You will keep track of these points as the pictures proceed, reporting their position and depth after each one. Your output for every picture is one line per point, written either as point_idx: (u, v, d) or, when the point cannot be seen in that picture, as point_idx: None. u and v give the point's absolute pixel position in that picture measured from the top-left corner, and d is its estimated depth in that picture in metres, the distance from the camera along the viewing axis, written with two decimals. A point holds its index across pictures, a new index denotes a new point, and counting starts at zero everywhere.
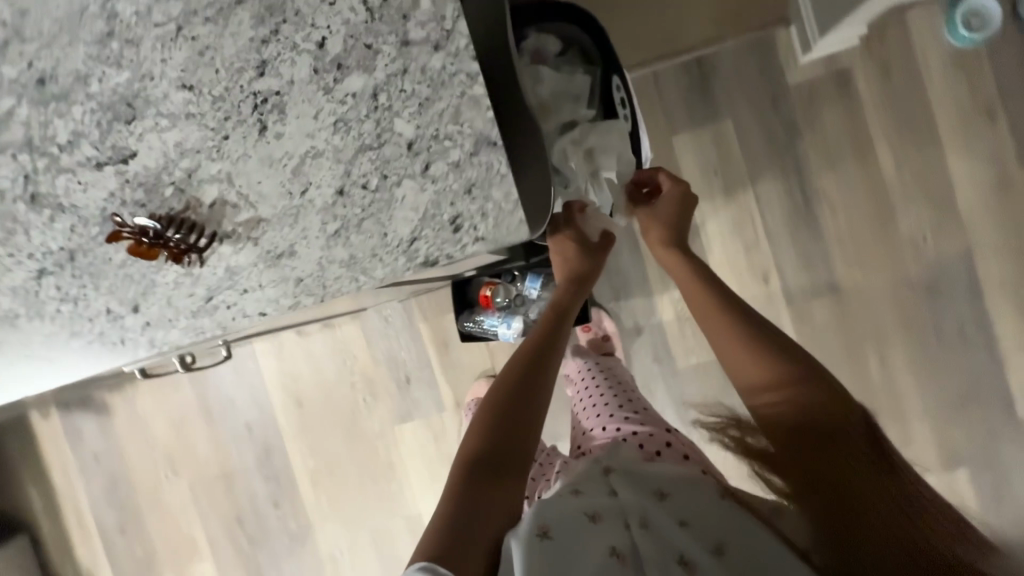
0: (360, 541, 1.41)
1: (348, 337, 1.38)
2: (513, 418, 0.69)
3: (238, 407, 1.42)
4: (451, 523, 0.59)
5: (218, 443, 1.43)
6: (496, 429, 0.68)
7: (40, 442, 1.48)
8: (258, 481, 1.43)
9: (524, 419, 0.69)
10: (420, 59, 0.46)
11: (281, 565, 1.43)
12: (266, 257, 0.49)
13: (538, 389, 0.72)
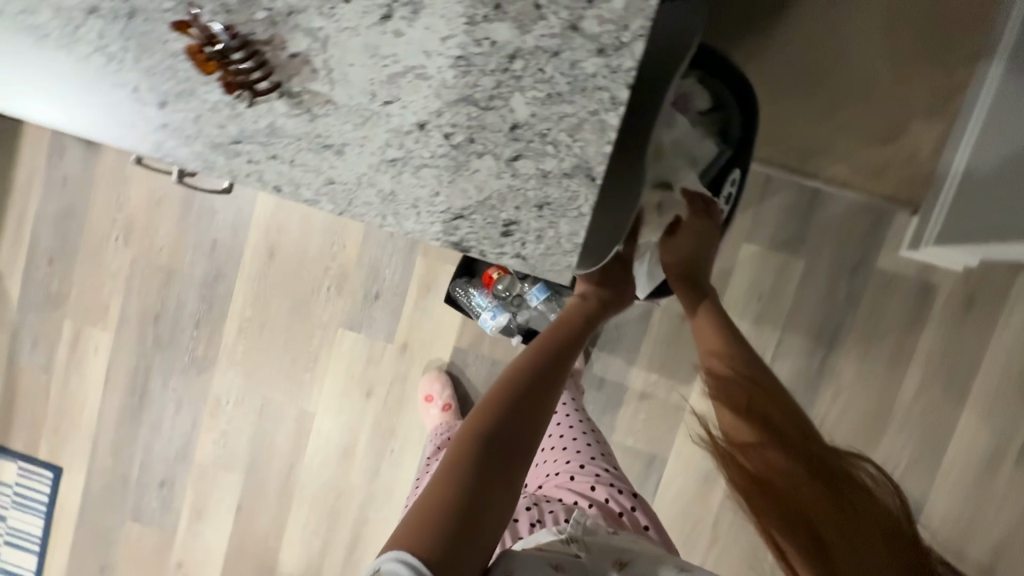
0: (250, 402, 1.40)
1: (349, 224, 1.33)
2: (519, 407, 0.62)
3: (216, 221, 1.37)
4: (443, 515, 0.52)
5: (179, 240, 1.40)
6: (502, 413, 0.61)
7: (23, 134, 1.42)
8: (194, 294, 1.40)
9: (533, 414, 0.62)
10: (576, 53, 0.41)
11: (170, 376, 1.43)
12: (313, 140, 0.44)
13: (551, 385, 0.65)
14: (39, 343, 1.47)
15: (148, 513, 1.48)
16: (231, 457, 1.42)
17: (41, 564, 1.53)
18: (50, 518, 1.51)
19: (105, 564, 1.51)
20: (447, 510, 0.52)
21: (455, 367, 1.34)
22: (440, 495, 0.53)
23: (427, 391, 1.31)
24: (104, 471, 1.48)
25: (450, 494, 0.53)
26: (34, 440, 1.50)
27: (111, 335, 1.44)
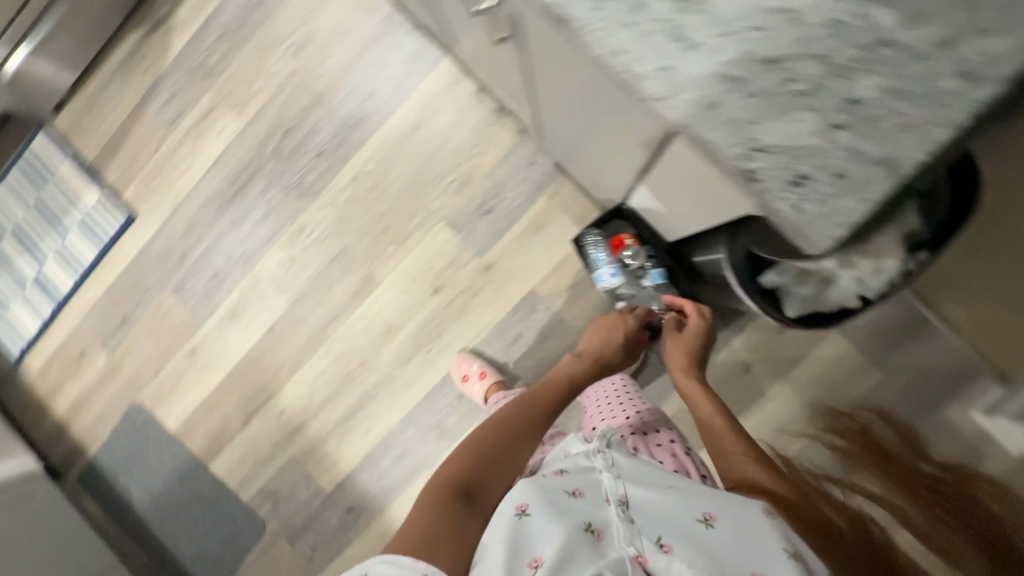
0: (329, 245, 1.46)
1: (497, 138, 1.38)
2: (485, 469, 0.79)
3: (382, 75, 1.42)
4: (425, 534, 0.65)
5: (341, 76, 1.44)
6: (468, 469, 0.78)
7: None
8: (329, 128, 1.45)
9: (491, 467, 0.79)
10: (945, 69, 0.43)
11: (270, 188, 1.48)
12: (668, 31, 0.47)
13: (505, 448, 0.83)
14: (172, 100, 1.53)
15: (188, 294, 1.53)
16: (287, 284, 1.48)
17: (73, 290, 1.59)
18: (103, 255, 1.57)
19: (127, 318, 1.57)
20: (438, 528, 0.67)
21: (477, 344, 1.40)
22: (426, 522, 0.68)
23: (461, 372, 1.36)
24: (168, 239, 1.54)
25: (430, 523, 0.68)
26: (124, 181, 1.56)
27: (237, 126, 1.49)
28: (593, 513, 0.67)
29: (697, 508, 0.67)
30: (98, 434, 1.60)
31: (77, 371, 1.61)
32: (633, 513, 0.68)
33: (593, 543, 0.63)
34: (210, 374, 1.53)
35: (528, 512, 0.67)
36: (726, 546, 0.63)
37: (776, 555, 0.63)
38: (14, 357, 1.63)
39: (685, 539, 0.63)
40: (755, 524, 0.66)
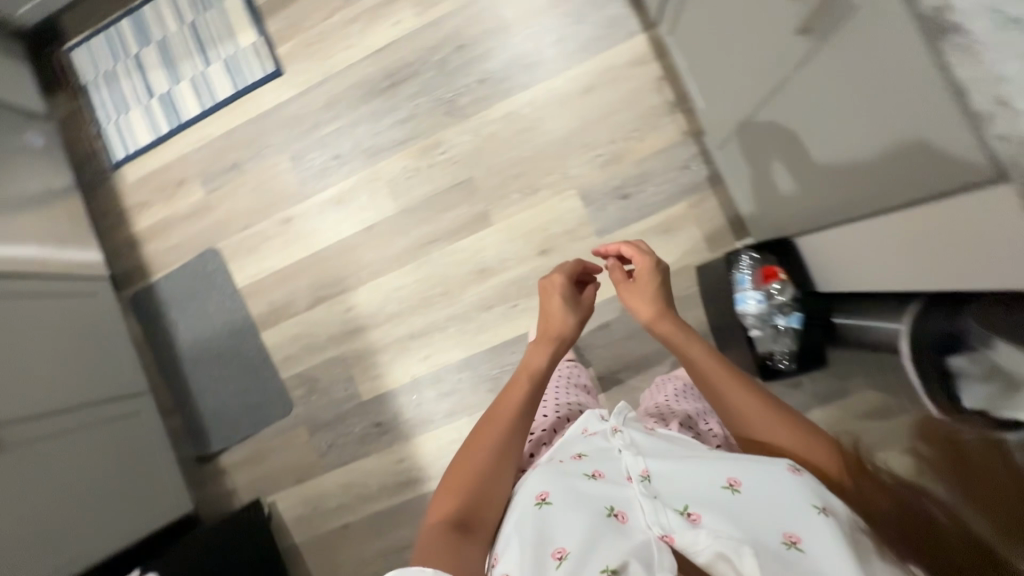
0: (459, 170, 1.44)
1: (661, 131, 1.36)
2: (484, 477, 0.80)
3: (574, 28, 1.40)
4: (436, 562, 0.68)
5: (533, 14, 1.42)
6: (465, 484, 0.79)
7: None
8: (501, 59, 1.43)
9: (489, 474, 0.80)
10: None
11: (423, 94, 1.46)
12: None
13: (495, 450, 0.83)
14: None
15: (304, 164, 1.52)
16: (403, 191, 1.46)
17: (196, 119, 1.58)
18: (237, 97, 1.56)
19: (236, 166, 1.56)
20: (445, 558, 0.68)
21: None
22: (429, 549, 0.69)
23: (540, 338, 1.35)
24: (305, 105, 1.53)
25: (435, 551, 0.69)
26: (283, 35, 1.54)
27: (413, 23, 1.47)
28: (611, 496, 0.72)
29: (719, 473, 0.69)
30: (166, 261, 1.59)
31: (169, 196, 1.59)
32: (658, 488, 0.71)
33: (617, 526, 0.67)
34: (296, 248, 1.52)
35: (548, 502, 0.72)
36: (750, 507, 0.64)
37: (807, 516, 0.61)
38: (115, 160, 1.61)
39: (710, 506, 0.66)
40: (783, 483, 0.66)
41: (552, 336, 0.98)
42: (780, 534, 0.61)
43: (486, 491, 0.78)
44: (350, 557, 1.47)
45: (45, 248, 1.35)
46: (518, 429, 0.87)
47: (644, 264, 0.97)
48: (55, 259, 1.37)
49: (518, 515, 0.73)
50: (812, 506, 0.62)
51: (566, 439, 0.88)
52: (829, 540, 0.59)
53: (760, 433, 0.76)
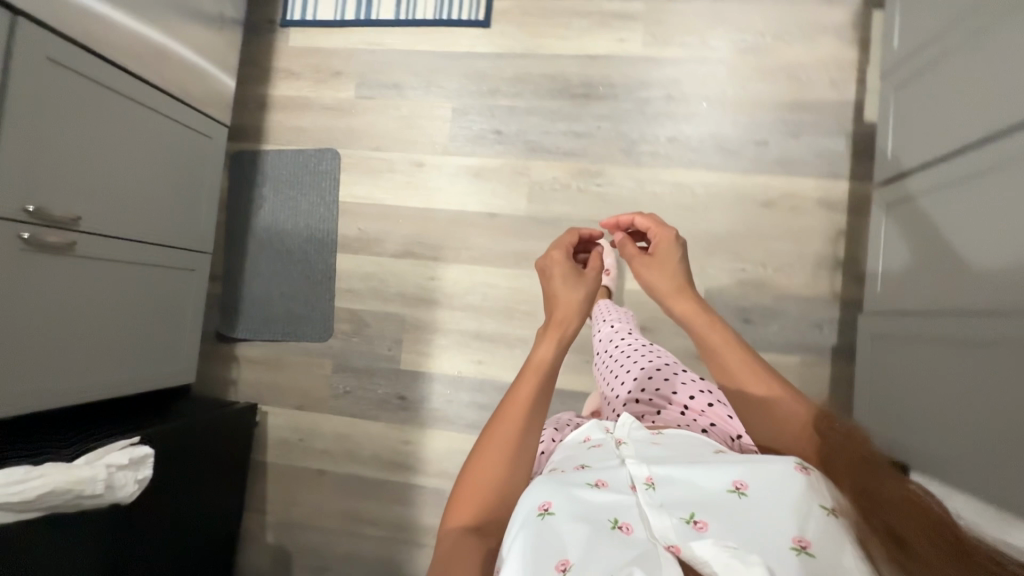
0: (604, 209, 1.38)
1: (813, 279, 1.31)
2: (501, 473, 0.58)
3: (786, 138, 1.33)
4: None
5: (755, 104, 1.34)
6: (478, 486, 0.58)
7: None
8: (702, 130, 1.36)
9: (509, 470, 0.59)
10: None
11: (610, 122, 1.40)
12: None
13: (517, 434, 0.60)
14: None
15: (462, 123, 1.45)
16: (542, 200, 1.40)
17: (384, 23, 1.50)
18: (434, 24, 1.48)
19: (397, 87, 1.49)
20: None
21: None
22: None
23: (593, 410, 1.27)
24: (493, 68, 1.45)
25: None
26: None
27: (638, 51, 1.39)
28: (614, 504, 0.54)
29: (728, 474, 0.53)
30: (283, 138, 1.52)
31: (319, 80, 1.52)
32: (662, 497, 0.53)
33: (619, 538, 0.50)
34: (412, 194, 1.46)
35: (549, 510, 0.52)
36: (768, 515, 0.49)
37: (819, 513, 0.48)
38: (286, 19, 1.54)
39: (721, 514, 0.50)
40: (795, 478, 0.51)
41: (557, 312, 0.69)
42: (790, 539, 0.47)
43: (502, 502, 0.58)
44: (310, 501, 1.43)
45: (195, 78, 1.28)
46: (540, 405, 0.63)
47: (665, 237, 0.76)
48: (197, 90, 1.29)
49: (511, 529, 0.52)
50: (823, 510, 0.48)
51: (567, 448, 0.69)
52: (852, 550, 0.45)
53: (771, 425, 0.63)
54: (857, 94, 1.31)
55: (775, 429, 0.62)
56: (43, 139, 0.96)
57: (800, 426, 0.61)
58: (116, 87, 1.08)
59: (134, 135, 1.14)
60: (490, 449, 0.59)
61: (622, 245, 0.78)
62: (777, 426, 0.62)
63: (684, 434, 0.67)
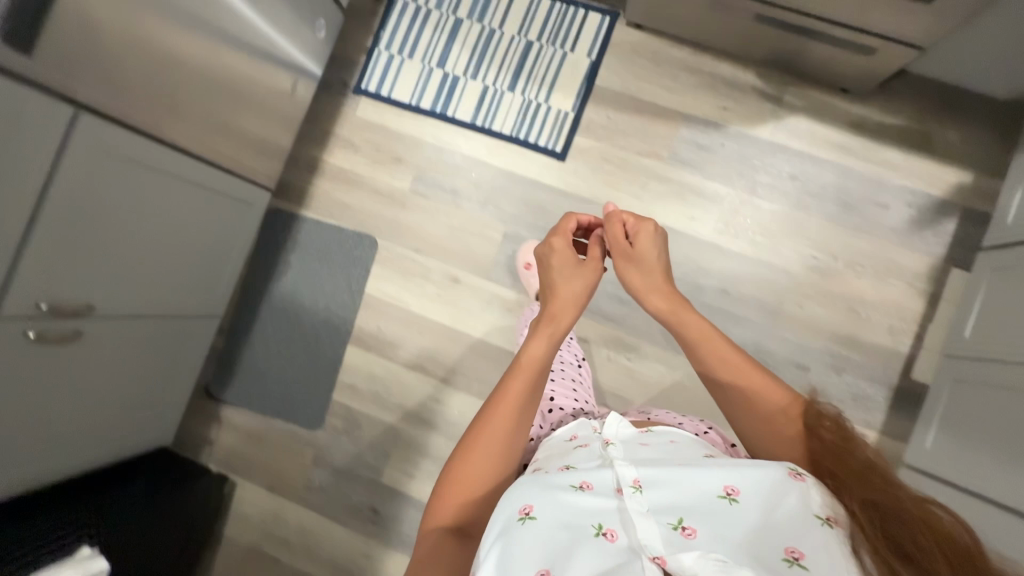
0: (627, 384, 1.33)
1: None
2: (483, 469, 0.67)
3: (828, 369, 1.29)
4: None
5: (807, 325, 1.30)
6: (465, 477, 0.67)
7: (943, 163, 1.29)
8: (747, 335, 1.31)
9: (491, 464, 0.68)
10: None
11: None
12: None
13: (502, 435, 0.69)
14: (703, 150, 1.36)
15: (509, 250, 1.40)
16: None
17: (459, 123, 1.43)
18: (510, 141, 1.41)
19: (453, 193, 1.42)
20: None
21: None
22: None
23: None
24: (556, 204, 1.39)
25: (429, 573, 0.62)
26: (593, 130, 1.39)
27: (706, 233, 1.34)
28: (599, 510, 0.59)
29: (716, 484, 0.59)
30: (325, 208, 1.46)
31: (377, 160, 1.45)
32: (651, 505, 0.58)
33: (605, 546, 0.55)
34: (438, 308, 1.40)
35: (530, 514, 0.58)
36: (747, 532, 0.54)
37: (799, 530, 0.53)
38: (360, 86, 1.47)
39: (708, 521, 0.55)
40: (779, 494, 0.57)
41: (552, 311, 0.76)
42: (780, 550, 0.52)
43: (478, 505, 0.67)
44: None
45: (250, 151, 1.24)
46: (524, 413, 0.71)
47: (645, 232, 0.82)
48: (252, 161, 1.27)
49: (496, 525, 0.58)
50: (818, 519, 0.54)
51: (550, 446, 0.78)
52: (837, 557, 0.51)
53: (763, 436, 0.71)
54: (912, 348, 1.27)
55: (763, 426, 0.71)
56: (81, 240, 0.90)
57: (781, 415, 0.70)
58: (170, 170, 1.02)
59: (179, 213, 1.08)
60: (472, 452, 0.68)
61: (609, 232, 0.85)
62: (754, 419, 0.72)
63: (671, 440, 0.72)
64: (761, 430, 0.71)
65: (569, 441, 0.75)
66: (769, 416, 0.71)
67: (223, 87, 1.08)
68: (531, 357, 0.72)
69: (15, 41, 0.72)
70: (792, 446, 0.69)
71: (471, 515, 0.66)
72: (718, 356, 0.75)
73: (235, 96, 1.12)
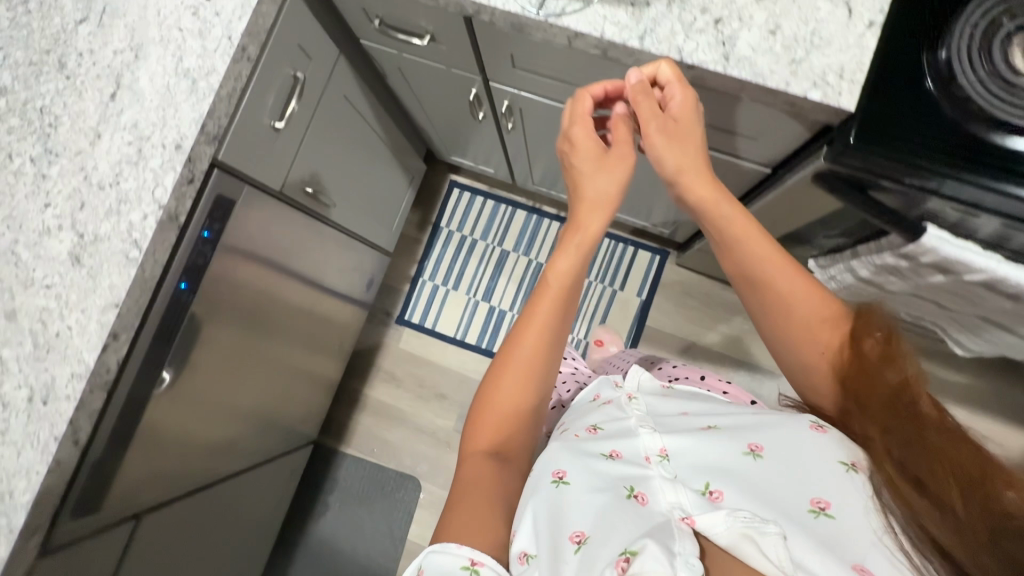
0: None
1: None
2: (522, 384, 0.58)
3: None
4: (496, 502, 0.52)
5: None
6: (501, 398, 0.57)
7: (1010, 424, 1.25)
8: None
9: (527, 381, 0.58)
10: None
11: None
12: None
13: (536, 352, 0.58)
14: (761, 399, 1.31)
15: None
16: None
17: None
18: None
19: None
20: (488, 534, 0.49)
21: None
22: (466, 528, 0.48)
23: None
24: None
25: (482, 495, 0.52)
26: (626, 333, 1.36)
27: None
28: (629, 474, 0.51)
29: (737, 438, 0.52)
30: (366, 447, 1.40)
31: (421, 396, 1.41)
32: (681, 469, 0.51)
33: (635, 508, 0.47)
34: None
35: (564, 478, 0.52)
36: (779, 488, 0.48)
37: (829, 477, 0.48)
38: (403, 317, 1.43)
39: (740, 482, 0.49)
40: (810, 452, 0.50)
41: (578, 220, 0.59)
42: (806, 500, 0.47)
43: (520, 426, 0.58)
44: None
45: (297, 426, 1.20)
46: (562, 324, 0.60)
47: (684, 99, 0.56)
48: (299, 432, 1.23)
49: (528, 502, 0.52)
50: (843, 465, 0.49)
51: (575, 409, 0.70)
52: (863, 507, 0.46)
53: (800, 347, 0.56)
54: None
55: (800, 337, 0.56)
56: None
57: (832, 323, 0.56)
58: (223, 498, 0.98)
59: (230, 526, 1.03)
60: (509, 375, 0.58)
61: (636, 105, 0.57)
62: (792, 331, 0.56)
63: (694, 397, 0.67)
64: (791, 344, 0.57)
65: (592, 402, 0.67)
66: (801, 322, 0.56)
67: (276, 397, 1.05)
68: (557, 275, 0.58)
69: (83, 508, 0.67)
70: (828, 356, 0.56)
71: (514, 433, 0.57)
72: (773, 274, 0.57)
73: (285, 395, 1.09)
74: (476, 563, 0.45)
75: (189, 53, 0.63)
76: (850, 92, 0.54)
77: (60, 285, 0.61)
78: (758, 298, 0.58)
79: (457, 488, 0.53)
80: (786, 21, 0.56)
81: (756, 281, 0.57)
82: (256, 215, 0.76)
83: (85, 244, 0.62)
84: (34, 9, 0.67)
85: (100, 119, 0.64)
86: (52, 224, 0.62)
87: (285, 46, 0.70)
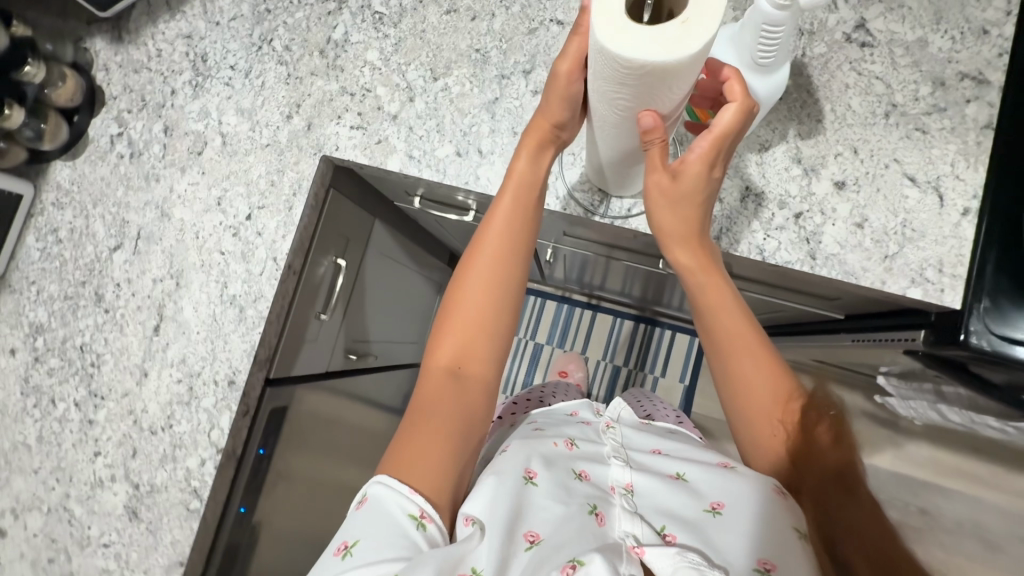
0: None
1: None
2: (478, 313, 0.48)
3: None
4: (449, 453, 0.43)
5: None
6: (456, 330, 0.48)
7: None
8: None
9: (485, 311, 0.48)
10: None
11: None
12: None
13: (490, 271, 0.49)
14: None
15: None
16: None
17: None
18: None
19: None
20: (437, 484, 0.42)
21: None
22: (416, 468, 0.42)
23: None
24: None
25: (433, 440, 0.43)
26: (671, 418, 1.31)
27: None
28: (593, 495, 0.45)
29: (699, 495, 0.44)
30: None
31: None
32: (642, 506, 0.44)
33: (589, 530, 0.41)
34: None
35: (534, 479, 0.46)
36: (738, 548, 0.40)
37: (790, 541, 0.40)
38: None
39: (693, 532, 0.41)
40: (772, 509, 0.42)
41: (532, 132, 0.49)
42: (752, 559, 0.39)
43: (493, 348, 0.48)
44: None
45: None
46: (520, 232, 0.50)
47: (713, 146, 0.43)
48: None
49: (490, 475, 0.46)
50: (798, 535, 0.40)
51: (548, 414, 0.62)
52: None
53: (742, 411, 0.48)
54: None
55: (749, 399, 0.47)
56: None
57: (778, 396, 0.47)
58: None
59: None
60: (463, 304, 0.48)
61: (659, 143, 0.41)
62: (746, 409, 0.48)
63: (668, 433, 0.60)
64: (741, 409, 0.48)
65: (567, 417, 0.60)
66: (757, 384, 0.47)
67: None
68: (516, 180, 0.49)
69: None
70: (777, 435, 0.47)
71: (480, 353, 0.47)
72: (717, 301, 0.48)
73: None
74: (425, 517, 0.40)
75: (233, 278, 0.60)
76: (953, 288, 0.51)
77: (120, 543, 0.58)
78: (718, 359, 0.49)
79: (416, 408, 0.45)
80: (872, 212, 0.52)
81: (718, 338, 0.49)
82: (303, 404, 0.72)
83: (141, 495, 0.58)
84: (65, 238, 0.63)
85: (145, 355, 0.60)
86: (104, 474, 0.59)
87: (327, 239, 0.68)
